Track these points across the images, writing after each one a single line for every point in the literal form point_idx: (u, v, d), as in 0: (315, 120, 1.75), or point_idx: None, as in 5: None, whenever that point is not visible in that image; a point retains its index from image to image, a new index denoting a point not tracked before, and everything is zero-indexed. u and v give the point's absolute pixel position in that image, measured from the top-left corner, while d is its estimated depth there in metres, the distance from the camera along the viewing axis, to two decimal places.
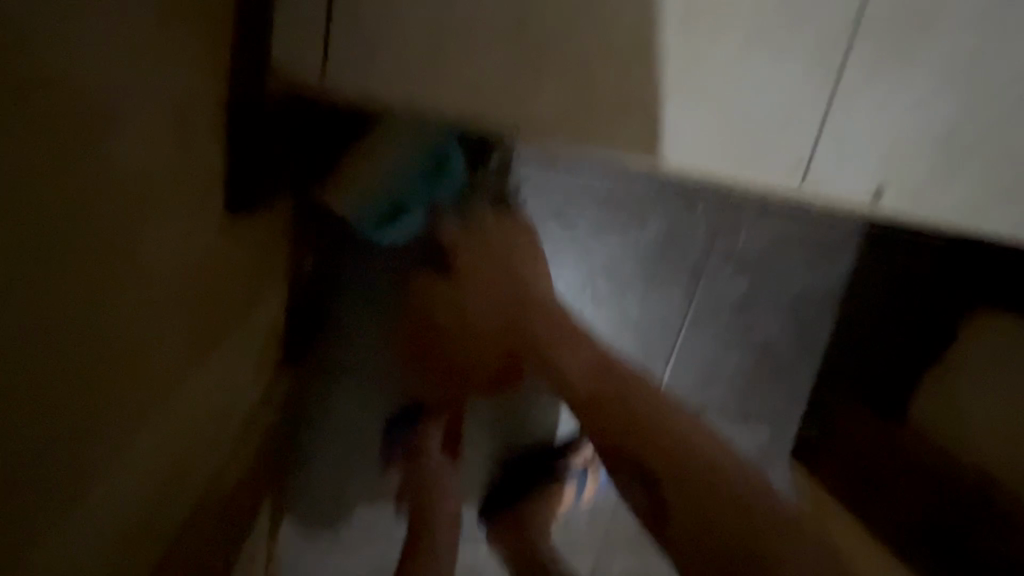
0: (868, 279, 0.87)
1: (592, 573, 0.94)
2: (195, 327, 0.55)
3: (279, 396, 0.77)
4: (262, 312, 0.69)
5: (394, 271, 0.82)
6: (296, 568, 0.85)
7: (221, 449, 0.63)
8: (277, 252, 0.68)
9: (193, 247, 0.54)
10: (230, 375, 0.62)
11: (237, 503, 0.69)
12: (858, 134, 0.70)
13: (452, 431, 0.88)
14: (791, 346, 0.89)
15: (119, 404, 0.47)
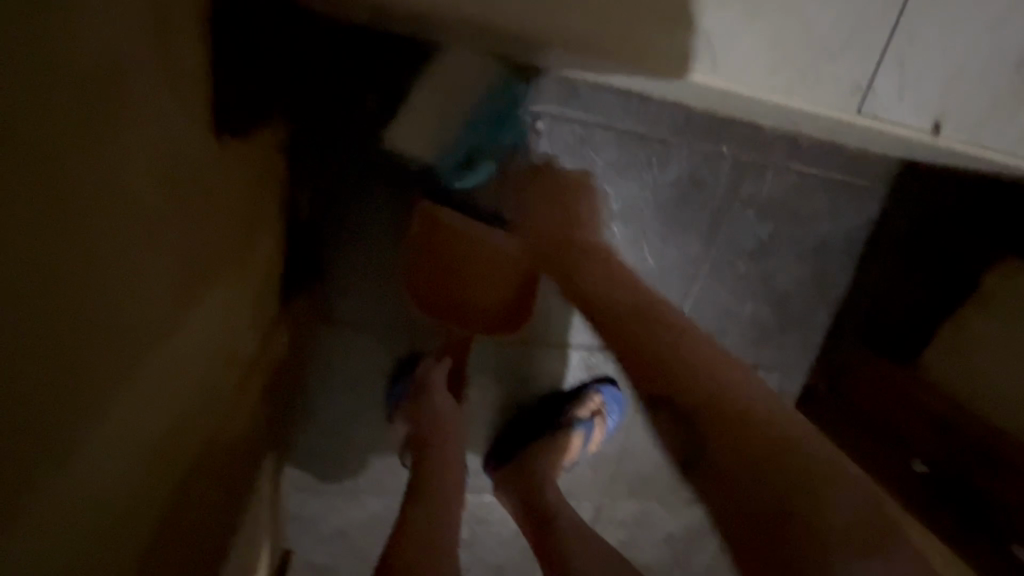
0: (888, 227, 0.89)
1: (599, 486, 1.08)
2: (207, 257, 0.46)
3: (286, 334, 0.75)
4: (262, 249, 0.61)
5: (403, 207, 0.80)
6: (327, 474, 0.95)
7: (223, 398, 0.54)
8: (266, 181, 0.59)
9: (200, 166, 0.43)
10: (226, 320, 0.52)
11: (245, 448, 0.63)
12: (921, 57, 0.59)
13: (456, 369, 0.88)
14: (806, 294, 0.91)
15: (113, 358, 0.34)
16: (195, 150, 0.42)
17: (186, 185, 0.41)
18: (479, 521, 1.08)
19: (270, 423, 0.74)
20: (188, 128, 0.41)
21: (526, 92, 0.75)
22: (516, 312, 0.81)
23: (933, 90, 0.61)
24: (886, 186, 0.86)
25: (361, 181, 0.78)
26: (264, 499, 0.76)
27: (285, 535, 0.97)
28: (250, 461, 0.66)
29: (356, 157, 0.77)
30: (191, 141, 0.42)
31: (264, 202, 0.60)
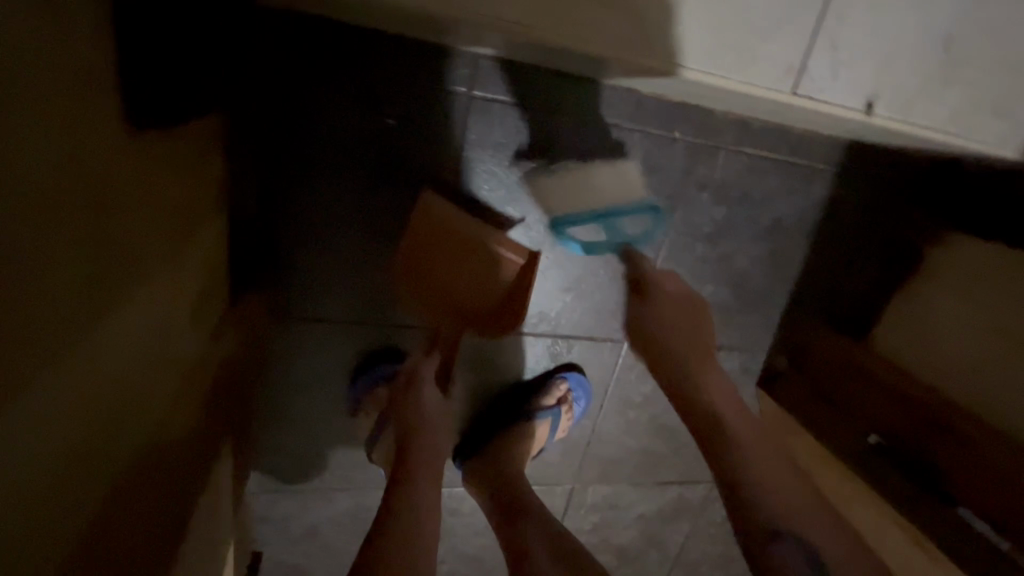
0: (840, 208, 0.91)
1: (572, 473, 1.09)
2: (145, 242, 0.45)
3: (240, 332, 0.73)
4: (203, 244, 0.60)
5: (358, 200, 0.79)
6: (294, 476, 0.94)
7: (163, 395, 0.52)
8: (203, 172, 0.57)
9: (135, 150, 0.42)
10: (167, 312, 0.51)
11: (195, 450, 0.60)
12: (853, 38, 0.61)
13: (446, 364, 0.84)
14: (763, 276, 0.94)
15: (48, 337, 0.33)
16: (112, 136, 0.39)
17: (104, 170, 0.38)
18: (451, 512, 1.08)
19: (225, 424, 0.73)
20: (103, 109, 0.38)
21: (455, 71, 0.74)
22: (508, 309, 0.81)
23: (866, 70, 0.62)
24: (834, 166, 0.88)
25: (310, 174, 0.76)
26: (223, 502, 0.75)
27: (252, 537, 0.96)
28: (202, 463, 0.63)
29: (304, 149, 0.75)
30: (110, 127, 0.39)
31: (204, 197, 0.59)
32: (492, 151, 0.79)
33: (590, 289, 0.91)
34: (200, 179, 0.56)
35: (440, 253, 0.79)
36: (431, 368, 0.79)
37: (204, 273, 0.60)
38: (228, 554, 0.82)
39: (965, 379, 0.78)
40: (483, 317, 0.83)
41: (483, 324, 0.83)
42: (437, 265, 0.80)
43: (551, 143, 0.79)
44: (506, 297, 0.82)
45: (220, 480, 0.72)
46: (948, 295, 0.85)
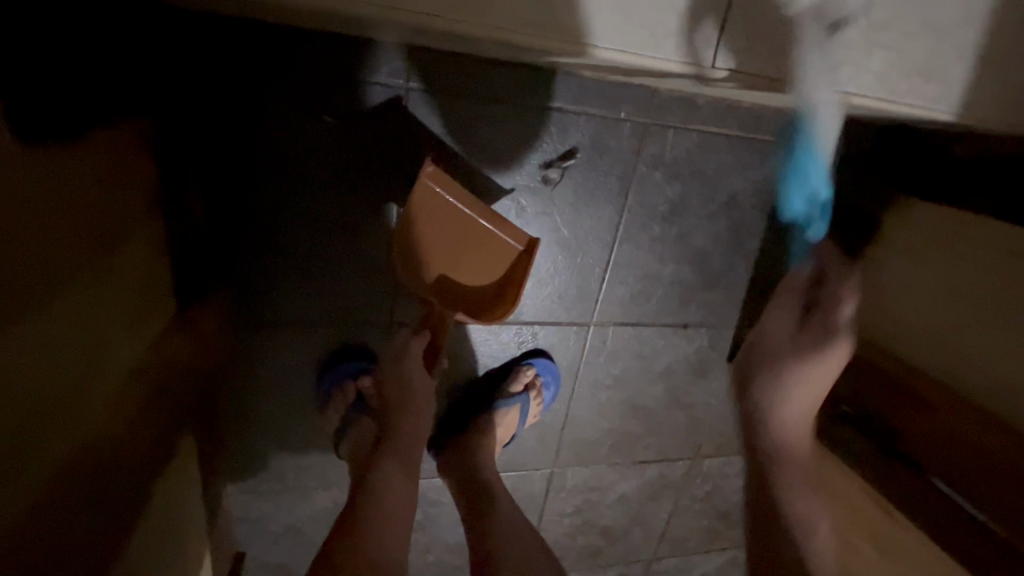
0: (795, 178, 0.91)
1: (550, 458, 1.11)
2: (54, 248, 0.45)
3: (180, 337, 0.72)
4: (131, 251, 0.59)
5: (305, 200, 0.79)
6: (270, 476, 0.95)
7: (90, 407, 0.51)
8: (122, 178, 0.57)
9: (42, 156, 0.43)
10: (86, 316, 0.51)
11: (139, 459, 0.60)
12: (767, 7, 0.61)
13: (433, 346, 0.82)
14: (723, 251, 0.95)
15: None
16: (15, 155, 0.39)
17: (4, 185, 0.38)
18: (432, 504, 1.10)
19: (178, 428, 0.72)
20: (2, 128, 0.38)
21: (374, 58, 0.73)
22: (504, 290, 0.81)
23: (781, 45, 0.63)
24: (787, 138, 0.88)
25: (252, 178, 0.76)
26: (185, 508, 0.76)
27: (233, 540, 0.98)
28: (150, 472, 0.63)
29: (242, 153, 0.75)
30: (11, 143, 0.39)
31: (127, 204, 0.58)
32: (436, 141, 0.78)
33: (549, 275, 0.90)
34: (117, 186, 0.56)
35: (441, 228, 0.80)
36: (419, 347, 0.79)
37: (131, 279, 0.59)
38: (202, 558, 0.83)
39: (931, 354, 0.81)
40: (476, 301, 0.84)
41: (479, 305, 0.84)
42: (436, 241, 0.81)
43: (495, 129, 0.79)
44: (503, 277, 0.82)
45: (179, 488, 0.73)
46: (904, 260, 0.87)
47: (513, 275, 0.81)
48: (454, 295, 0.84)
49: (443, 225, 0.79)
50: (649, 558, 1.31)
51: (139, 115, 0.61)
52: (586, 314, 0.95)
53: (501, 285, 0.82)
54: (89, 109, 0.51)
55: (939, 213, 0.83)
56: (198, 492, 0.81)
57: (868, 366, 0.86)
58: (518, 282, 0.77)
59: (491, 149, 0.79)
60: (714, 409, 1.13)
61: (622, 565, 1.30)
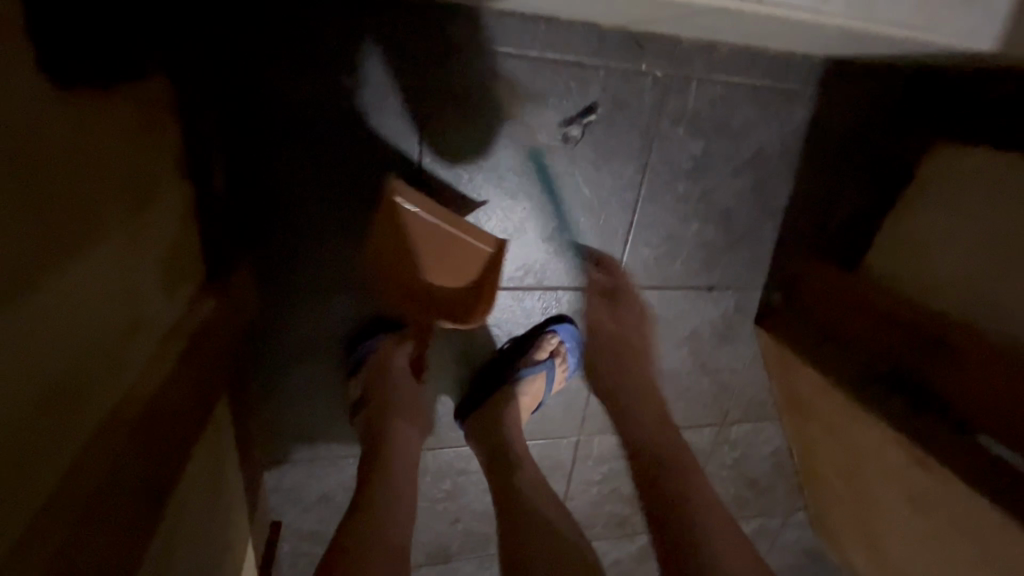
0: (822, 130, 0.91)
1: (578, 426, 1.11)
2: (90, 201, 0.46)
3: (224, 312, 0.74)
4: (164, 216, 0.61)
5: (330, 167, 0.80)
6: (304, 443, 0.98)
7: (129, 361, 0.54)
8: (148, 142, 0.57)
9: (71, 110, 0.44)
10: (124, 270, 0.53)
11: (176, 428, 0.60)
12: None
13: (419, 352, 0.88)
14: (749, 209, 0.95)
15: (22, 282, 0.37)
16: (31, 98, 0.39)
17: (18, 124, 0.37)
18: (461, 473, 1.11)
19: (219, 390, 0.75)
20: (18, 69, 0.38)
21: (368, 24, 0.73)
22: (477, 292, 0.84)
23: None
24: (813, 87, 0.88)
25: (278, 146, 0.78)
26: (225, 471, 0.79)
27: (268, 509, 1.00)
28: (189, 437, 0.64)
29: (267, 121, 0.76)
30: (30, 84, 0.39)
31: (155, 171, 0.59)
32: (453, 102, 0.79)
33: (572, 238, 0.90)
34: (146, 148, 0.57)
35: (414, 237, 0.80)
36: (400, 359, 0.84)
37: (167, 243, 0.62)
38: (239, 523, 0.86)
39: (962, 300, 0.79)
40: (447, 304, 0.86)
41: (452, 307, 0.86)
42: (412, 248, 0.82)
43: (460, 136, 0.81)
44: (475, 279, 0.84)
45: (216, 452, 0.75)
46: (940, 208, 0.85)
47: (486, 278, 0.83)
48: (426, 299, 0.86)
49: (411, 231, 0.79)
50: None
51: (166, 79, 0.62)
52: (610, 278, 0.95)
53: (474, 287, 0.85)
54: (113, 67, 0.52)
55: (979, 157, 0.80)
56: (233, 456, 0.83)
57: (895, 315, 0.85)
58: (494, 285, 0.81)
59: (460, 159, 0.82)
60: (742, 373, 1.12)
61: None
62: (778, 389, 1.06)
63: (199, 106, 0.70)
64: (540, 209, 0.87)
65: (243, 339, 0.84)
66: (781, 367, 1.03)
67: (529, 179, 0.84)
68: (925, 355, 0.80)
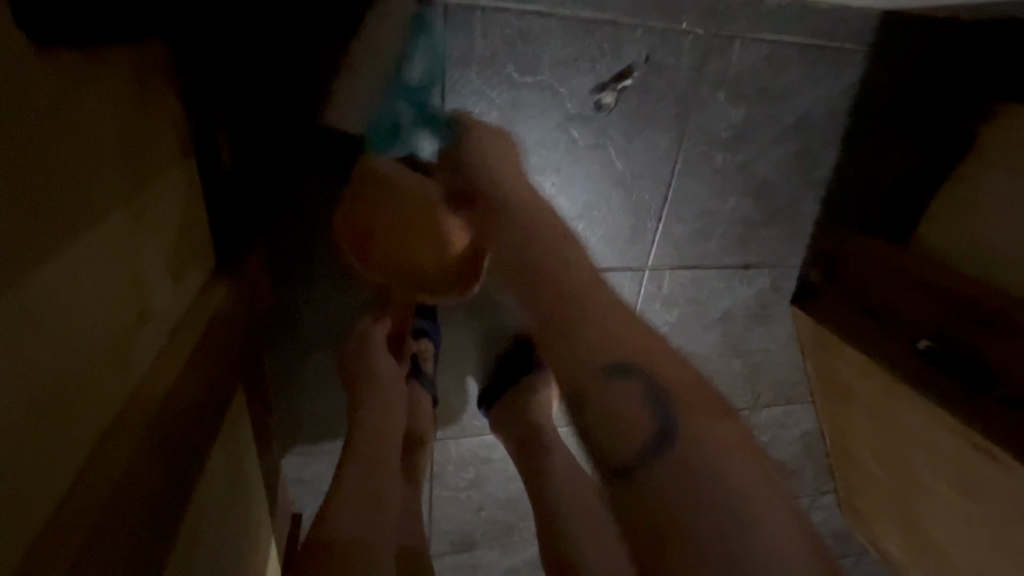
0: (871, 95, 0.85)
1: None
2: (84, 179, 0.41)
3: (240, 300, 0.70)
4: (168, 197, 0.57)
5: (345, 142, 0.76)
6: (323, 433, 0.95)
7: (138, 356, 0.50)
8: (148, 117, 0.53)
9: (62, 77, 0.39)
10: (130, 256, 0.48)
11: (195, 429, 0.56)
12: None
13: (398, 332, 0.84)
14: (790, 181, 0.89)
15: (18, 270, 0.33)
16: (16, 60, 0.34)
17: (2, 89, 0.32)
18: (483, 461, 1.08)
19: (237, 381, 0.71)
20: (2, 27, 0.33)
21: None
22: (464, 272, 0.79)
23: None
24: (864, 45, 0.82)
25: (292, 121, 0.74)
26: (245, 465, 0.76)
27: (288, 502, 0.99)
28: (206, 437, 0.60)
29: (280, 94, 0.72)
30: (17, 46, 0.34)
31: (157, 148, 0.55)
32: (478, 66, 0.74)
33: (602, 215, 0.85)
34: (146, 123, 0.52)
35: (382, 218, 0.76)
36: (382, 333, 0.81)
37: (174, 226, 0.57)
38: (261, 517, 0.83)
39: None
40: (431, 283, 0.82)
41: (435, 287, 0.82)
42: (378, 230, 0.77)
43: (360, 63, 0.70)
44: (460, 259, 0.79)
45: (235, 445, 0.72)
46: (1003, 176, 0.79)
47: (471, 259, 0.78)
48: (411, 277, 0.82)
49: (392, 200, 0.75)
50: None
51: (171, 48, 0.58)
52: (640, 258, 0.90)
53: (459, 265, 0.79)
54: (116, 35, 0.47)
55: None
56: (252, 449, 0.81)
57: (947, 290, 0.80)
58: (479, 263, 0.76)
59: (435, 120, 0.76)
60: (776, 355, 1.07)
61: None
62: (814, 370, 1.01)
63: (208, 79, 0.65)
64: (570, 185, 0.81)
65: (259, 328, 0.80)
66: (818, 348, 0.98)
67: (559, 154, 0.79)
68: (985, 332, 0.75)
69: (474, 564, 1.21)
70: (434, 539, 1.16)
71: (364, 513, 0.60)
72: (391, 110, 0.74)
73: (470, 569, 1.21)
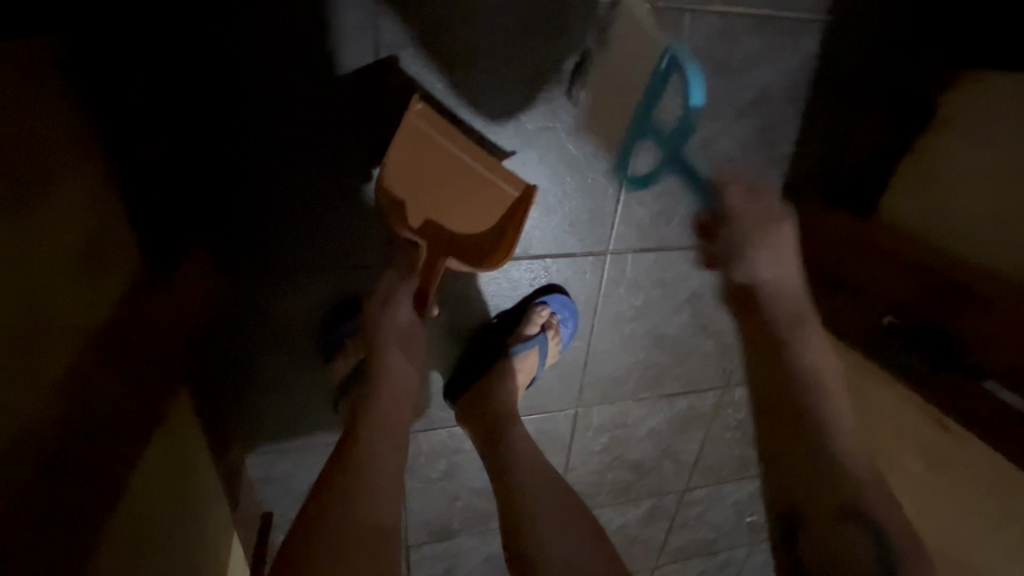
0: (828, 67, 0.83)
1: (577, 398, 1.07)
2: None
3: (158, 307, 0.66)
4: (62, 207, 0.53)
5: (286, 134, 0.74)
6: (289, 434, 0.94)
7: (37, 379, 0.46)
8: (25, 119, 0.48)
9: None
10: (13, 275, 0.44)
11: (106, 437, 0.53)
12: None
13: (423, 286, 0.78)
14: (751, 158, 0.87)
15: None
16: None
17: None
18: (455, 452, 1.07)
19: (171, 390, 0.68)
20: None
21: None
22: (499, 239, 0.79)
23: None
24: (819, 15, 0.80)
25: (229, 111, 0.71)
26: (191, 471, 0.73)
27: (259, 502, 0.98)
28: (129, 444, 0.57)
29: (212, 85, 0.69)
30: None
31: (42, 153, 0.50)
32: (413, 50, 0.72)
33: (557, 202, 0.85)
34: (23, 128, 0.48)
35: (438, 170, 0.77)
36: (406, 289, 0.77)
37: (69, 238, 0.53)
38: (220, 519, 0.82)
39: (985, 242, 0.71)
40: (464, 248, 0.81)
41: (470, 252, 0.81)
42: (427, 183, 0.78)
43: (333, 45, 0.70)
44: (497, 226, 0.80)
45: (177, 450, 0.69)
46: (967, 149, 0.77)
47: (508, 224, 0.78)
48: (446, 240, 0.81)
49: (438, 158, 0.76)
50: (682, 489, 1.31)
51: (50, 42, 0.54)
52: (601, 242, 0.90)
53: (496, 233, 0.80)
54: None
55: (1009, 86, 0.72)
56: (206, 452, 0.79)
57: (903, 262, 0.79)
58: (515, 228, 0.76)
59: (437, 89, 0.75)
60: None
61: (656, 498, 1.31)
62: None
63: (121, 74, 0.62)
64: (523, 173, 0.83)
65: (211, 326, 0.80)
66: None
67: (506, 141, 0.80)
68: (940, 306, 0.74)
69: (454, 551, 1.21)
70: (411, 530, 1.15)
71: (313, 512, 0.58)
72: (335, 98, 0.73)
73: (450, 557, 1.22)
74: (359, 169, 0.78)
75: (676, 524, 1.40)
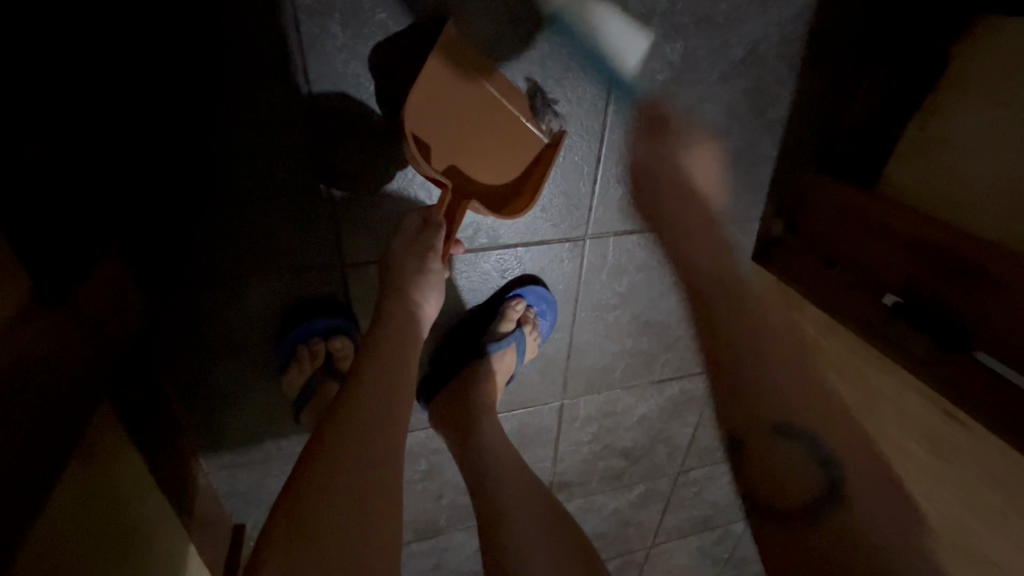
0: (822, 22, 0.75)
1: (563, 390, 1.01)
2: None
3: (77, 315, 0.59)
4: None
5: (216, 123, 0.66)
6: (253, 437, 0.91)
7: None
8: None
9: None
10: None
11: (21, 480, 0.47)
12: None
13: (450, 228, 0.74)
14: (739, 125, 0.80)
15: None
16: None
17: None
18: (436, 452, 1.02)
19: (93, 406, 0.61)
20: None
21: None
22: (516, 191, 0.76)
23: None
24: None
25: (145, 99, 0.63)
26: (126, 492, 0.67)
27: (226, 513, 0.97)
28: (45, 481, 0.50)
29: (122, 71, 0.61)
30: None
31: None
32: (339, 16, 0.63)
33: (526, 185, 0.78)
34: None
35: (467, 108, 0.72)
36: (433, 229, 0.72)
37: None
38: (172, 539, 0.77)
39: (996, 212, 0.64)
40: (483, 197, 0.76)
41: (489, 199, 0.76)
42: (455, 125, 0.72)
43: (264, 21, 0.62)
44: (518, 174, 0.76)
45: (100, 478, 0.62)
46: (971, 102, 0.68)
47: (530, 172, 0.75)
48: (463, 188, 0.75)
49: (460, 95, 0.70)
50: (675, 472, 1.27)
51: None
52: (579, 226, 0.82)
53: (515, 184, 0.76)
54: None
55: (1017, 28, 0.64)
56: (142, 471, 0.72)
57: (901, 233, 0.72)
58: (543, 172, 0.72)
59: (417, 51, 0.67)
60: None
61: (649, 481, 1.27)
62: None
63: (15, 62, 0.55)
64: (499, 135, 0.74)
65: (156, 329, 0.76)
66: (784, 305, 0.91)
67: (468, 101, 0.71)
68: (938, 275, 0.68)
69: (443, 546, 1.17)
70: None
71: (276, 518, 0.53)
72: (270, 80, 0.65)
73: (438, 553, 1.18)
74: (307, 158, 0.71)
75: (671, 505, 1.36)
